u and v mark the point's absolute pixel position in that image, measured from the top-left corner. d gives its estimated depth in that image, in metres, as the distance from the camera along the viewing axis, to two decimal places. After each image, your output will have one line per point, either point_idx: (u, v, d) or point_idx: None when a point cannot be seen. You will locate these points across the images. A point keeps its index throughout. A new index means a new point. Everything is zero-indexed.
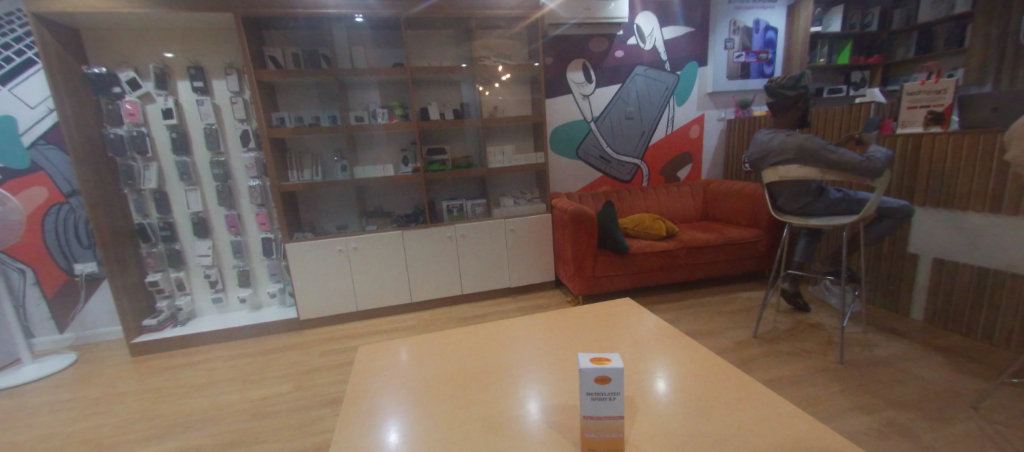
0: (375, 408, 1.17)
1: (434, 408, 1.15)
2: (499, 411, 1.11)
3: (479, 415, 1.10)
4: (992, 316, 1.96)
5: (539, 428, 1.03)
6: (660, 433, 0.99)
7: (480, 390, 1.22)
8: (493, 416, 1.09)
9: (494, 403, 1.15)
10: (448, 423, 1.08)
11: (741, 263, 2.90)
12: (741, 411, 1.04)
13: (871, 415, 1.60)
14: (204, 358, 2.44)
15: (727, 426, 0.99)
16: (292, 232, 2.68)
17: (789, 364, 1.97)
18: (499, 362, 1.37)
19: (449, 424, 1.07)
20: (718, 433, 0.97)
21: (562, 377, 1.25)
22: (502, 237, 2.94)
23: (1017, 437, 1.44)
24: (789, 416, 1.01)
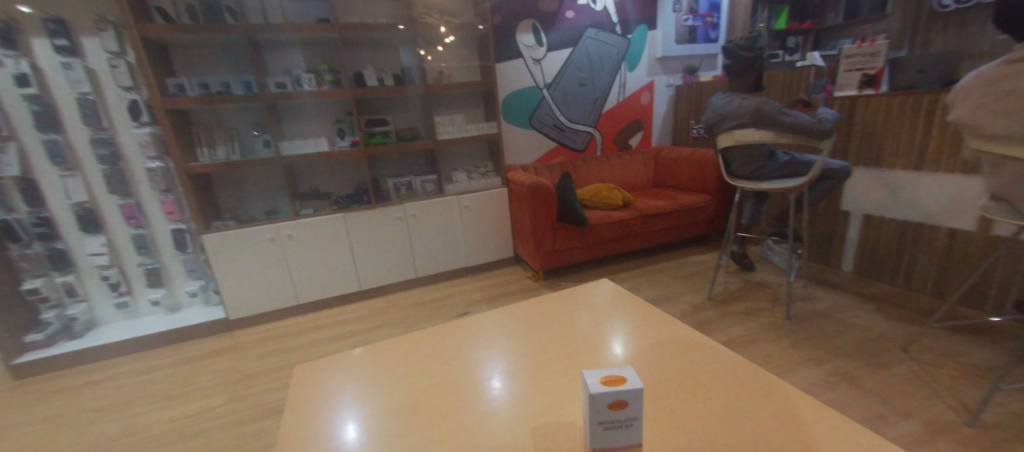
0: (308, 437, 0.90)
1: (379, 433, 0.89)
2: (467, 439, 0.84)
3: (437, 437, 0.86)
4: (912, 264, 2.17)
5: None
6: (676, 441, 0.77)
7: (439, 412, 0.93)
8: (455, 435, 0.86)
9: (460, 428, 0.87)
10: None
11: (692, 228, 2.98)
12: (740, 393, 0.89)
13: (820, 366, 1.69)
14: (112, 374, 2.08)
15: (734, 414, 0.83)
16: (209, 222, 2.30)
17: (744, 322, 2.05)
18: (458, 361, 1.13)
19: None
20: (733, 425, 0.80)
21: (540, 381, 1.01)
22: (455, 214, 2.76)
23: (941, 375, 1.59)
24: (791, 389, 0.89)
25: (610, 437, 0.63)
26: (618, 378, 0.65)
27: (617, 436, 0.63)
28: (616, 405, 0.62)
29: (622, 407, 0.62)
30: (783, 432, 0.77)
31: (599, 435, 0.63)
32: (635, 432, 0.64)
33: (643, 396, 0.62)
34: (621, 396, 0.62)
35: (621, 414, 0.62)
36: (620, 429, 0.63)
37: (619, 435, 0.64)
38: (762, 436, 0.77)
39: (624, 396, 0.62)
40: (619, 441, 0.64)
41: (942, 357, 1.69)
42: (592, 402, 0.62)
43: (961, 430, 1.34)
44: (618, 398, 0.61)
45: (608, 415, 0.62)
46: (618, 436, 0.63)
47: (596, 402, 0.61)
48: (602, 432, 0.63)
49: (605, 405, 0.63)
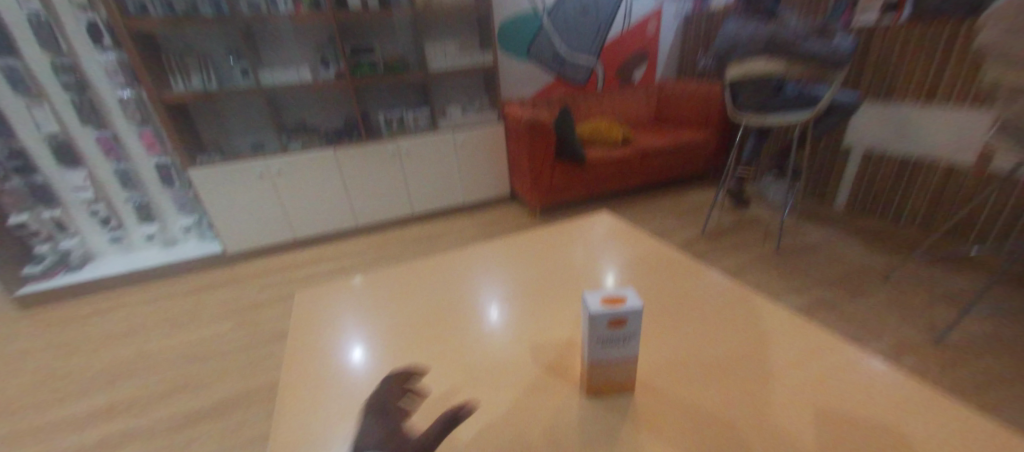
0: (314, 358, 0.93)
1: (385, 355, 0.92)
2: (471, 358, 0.88)
3: (438, 356, 0.89)
4: (905, 198, 2.19)
5: (527, 367, 0.83)
6: (667, 358, 0.80)
7: (442, 335, 0.97)
8: (458, 354, 0.89)
9: (463, 348, 0.91)
10: (409, 386, 0.81)
11: (691, 166, 2.96)
12: (730, 314, 0.92)
13: (804, 294, 1.76)
14: (114, 305, 2.12)
15: (724, 333, 0.86)
16: (193, 155, 2.22)
17: (735, 255, 2.10)
18: (456, 289, 1.15)
19: (411, 388, 0.81)
20: (720, 341, 0.84)
21: (537, 307, 1.04)
22: (449, 150, 2.67)
23: (917, 301, 1.67)
24: (780, 311, 0.91)
25: (607, 351, 0.66)
26: (619, 299, 0.65)
27: (614, 351, 0.66)
28: (616, 324, 0.63)
29: (622, 325, 0.63)
30: (768, 348, 0.81)
31: (596, 349, 0.66)
32: (631, 348, 0.66)
33: (642, 315, 0.63)
34: (621, 314, 0.63)
35: (619, 332, 0.64)
36: (617, 344, 0.66)
37: (616, 350, 0.66)
38: (748, 352, 0.80)
39: (623, 315, 0.63)
40: (615, 356, 0.67)
41: (922, 285, 1.76)
42: (592, 322, 0.63)
43: (928, 348, 1.44)
44: (618, 317, 0.62)
45: (607, 333, 0.64)
46: (614, 350, 0.66)
47: (596, 320, 0.63)
48: (599, 348, 0.66)
49: (604, 325, 0.64)
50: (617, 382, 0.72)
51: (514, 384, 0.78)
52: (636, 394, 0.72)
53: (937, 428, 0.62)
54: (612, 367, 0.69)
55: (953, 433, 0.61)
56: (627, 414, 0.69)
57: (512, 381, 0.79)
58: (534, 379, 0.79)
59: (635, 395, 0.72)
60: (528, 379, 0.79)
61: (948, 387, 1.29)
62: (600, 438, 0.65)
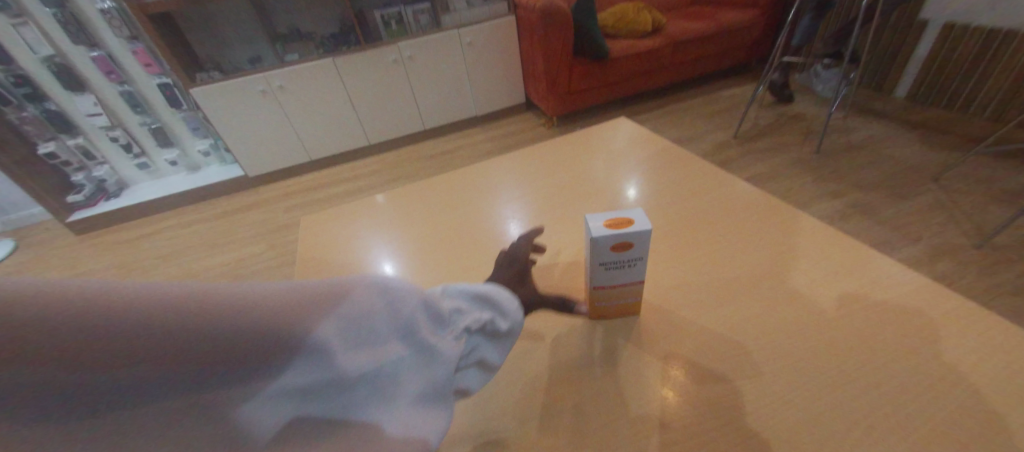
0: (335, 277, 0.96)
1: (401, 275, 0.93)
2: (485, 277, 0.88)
3: (452, 275, 0.90)
4: (980, 84, 1.89)
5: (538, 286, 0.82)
6: (682, 278, 0.77)
7: (457, 254, 0.96)
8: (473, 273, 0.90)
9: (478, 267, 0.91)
10: None
11: (729, 56, 2.63)
12: (753, 228, 0.86)
13: (840, 199, 1.64)
14: (158, 229, 2.26)
15: (744, 248, 0.81)
16: (192, 74, 2.12)
17: (769, 159, 1.94)
18: (469, 207, 1.12)
19: None
20: (741, 259, 0.79)
21: (551, 225, 1.01)
22: (458, 52, 2.44)
23: (968, 202, 1.54)
24: (810, 223, 0.85)
25: (612, 276, 0.63)
26: (626, 220, 0.60)
27: (619, 275, 0.63)
28: (621, 247, 0.59)
29: (628, 249, 0.60)
30: (788, 264, 0.77)
31: (600, 274, 0.63)
32: (638, 272, 0.63)
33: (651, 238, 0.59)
34: (628, 238, 0.58)
35: (624, 256, 0.61)
36: (623, 268, 0.63)
37: (622, 274, 0.63)
38: (766, 267, 0.76)
39: (630, 238, 0.59)
40: (621, 280, 0.64)
41: (978, 184, 1.60)
42: (593, 242, 0.59)
43: (969, 252, 1.35)
44: (624, 240, 0.58)
45: (612, 257, 0.61)
46: (620, 274, 0.63)
47: (598, 244, 0.59)
48: (604, 273, 0.63)
49: (609, 248, 0.60)
50: (623, 308, 0.70)
51: None
52: (642, 317, 0.71)
53: (966, 349, 0.59)
54: (617, 293, 0.67)
55: (982, 354, 0.58)
56: (635, 331, 0.69)
57: None
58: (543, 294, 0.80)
59: (642, 317, 0.71)
60: None
61: (981, 292, 1.24)
62: (607, 353, 0.66)
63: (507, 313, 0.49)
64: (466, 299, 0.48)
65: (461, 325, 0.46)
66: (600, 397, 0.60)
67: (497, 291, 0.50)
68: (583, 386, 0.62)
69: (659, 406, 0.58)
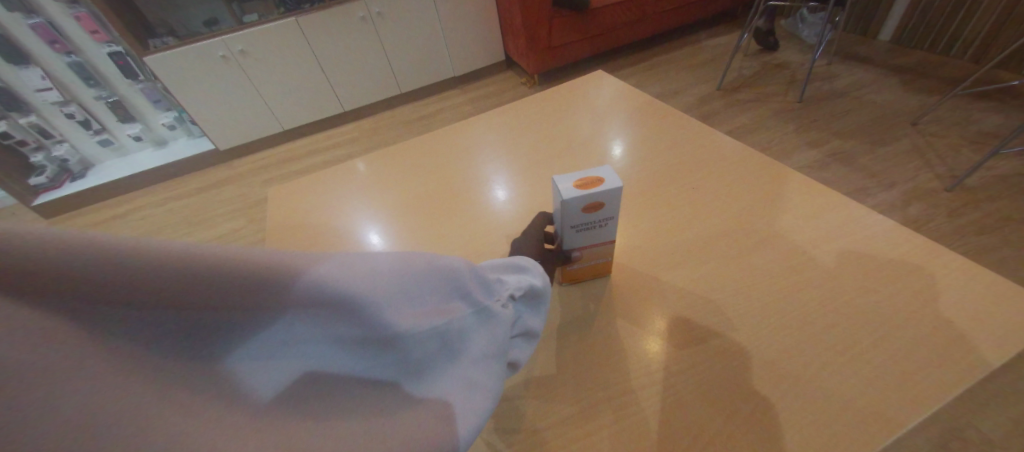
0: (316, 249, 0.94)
1: (387, 242, 0.92)
2: (474, 241, 0.88)
3: (441, 240, 0.90)
4: (964, 23, 1.86)
5: None
6: (662, 235, 0.77)
7: (444, 220, 0.95)
8: (462, 237, 0.90)
9: (464, 232, 0.91)
10: None
11: (714, 2, 2.54)
12: (733, 182, 0.85)
13: (819, 147, 1.65)
14: (131, 208, 2.19)
15: (725, 203, 0.81)
16: (144, 40, 1.97)
17: (751, 111, 1.92)
18: (452, 171, 1.10)
19: None
20: (723, 213, 0.79)
21: (534, 188, 0.99)
22: (430, 7, 2.31)
23: (943, 146, 1.55)
24: (790, 176, 0.84)
25: (584, 239, 0.64)
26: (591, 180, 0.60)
27: (590, 238, 0.64)
28: (592, 208, 0.59)
29: (599, 209, 0.59)
30: (766, 215, 0.77)
31: (571, 238, 0.63)
32: (609, 233, 0.64)
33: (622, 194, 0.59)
34: (598, 198, 0.58)
35: (597, 215, 0.60)
36: (593, 230, 0.63)
37: (592, 236, 0.64)
38: (744, 219, 0.77)
39: (600, 198, 0.58)
40: (593, 243, 0.65)
41: (953, 127, 1.62)
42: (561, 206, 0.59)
43: (939, 195, 1.39)
44: (592, 201, 0.58)
45: (584, 220, 0.60)
46: (591, 238, 0.64)
47: (570, 206, 0.58)
48: (574, 237, 0.63)
49: (580, 210, 0.59)
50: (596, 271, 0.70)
51: None
52: (622, 277, 0.71)
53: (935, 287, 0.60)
54: (589, 257, 0.67)
55: (945, 296, 0.60)
56: (612, 286, 0.70)
57: None
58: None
59: (622, 278, 0.71)
60: None
61: (948, 232, 1.28)
62: (584, 310, 0.67)
63: (537, 278, 0.50)
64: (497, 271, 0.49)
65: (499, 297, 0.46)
66: (575, 355, 0.62)
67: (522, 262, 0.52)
68: (562, 344, 0.63)
69: (643, 358, 0.59)
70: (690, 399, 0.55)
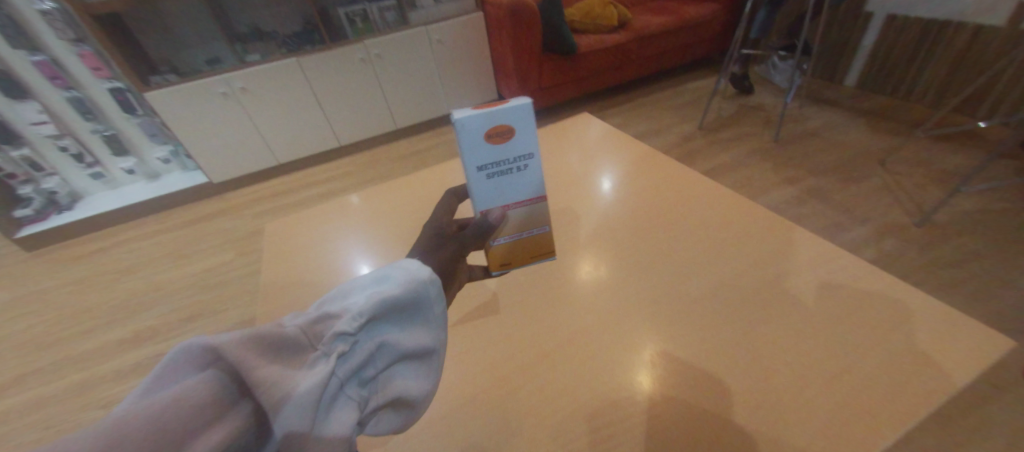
0: (311, 287, 0.94)
1: None
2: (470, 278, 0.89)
3: None
4: (920, 71, 2.02)
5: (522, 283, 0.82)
6: (653, 272, 0.79)
7: None
8: None
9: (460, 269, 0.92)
10: None
11: (692, 49, 2.72)
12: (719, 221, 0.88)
13: (796, 184, 1.74)
14: (117, 241, 2.16)
15: (711, 241, 0.83)
16: (146, 77, 2.03)
17: (730, 149, 2.03)
18: None
19: None
20: (711, 249, 0.82)
21: None
22: (427, 50, 2.43)
23: (910, 184, 1.65)
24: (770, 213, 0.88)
25: (500, 183, 0.68)
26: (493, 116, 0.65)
27: (504, 182, 0.68)
28: (500, 136, 0.64)
29: (502, 137, 0.64)
30: (753, 253, 0.79)
31: (485, 183, 0.67)
32: (523, 176, 0.69)
33: (519, 120, 0.63)
34: (500, 122, 0.63)
35: (503, 151, 0.65)
36: (506, 172, 0.67)
37: (508, 179, 0.68)
38: (732, 257, 0.79)
39: (503, 122, 0.63)
40: (509, 189, 0.69)
41: (919, 166, 1.73)
42: (465, 131, 0.62)
43: (910, 230, 1.46)
44: (495, 123, 0.62)
45: (493, 154, 0.65)
46: (505, 183, 0.68)
47: (471, 135, 0.62)
48: (488, 181, 0.67)
49: (484, 144, 0.64)
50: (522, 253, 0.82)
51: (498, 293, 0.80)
52: (618, 315, 0.73)
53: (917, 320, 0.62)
54: (512, 225, 0.75)
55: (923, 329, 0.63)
56: (603, 322, 0.71)
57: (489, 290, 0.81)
58: (512, 286, 0.81)
59: (617, 315, 0.73)
60: (509, 286, 0.81)
61: (921, 266, 1.34)
62: (576, 348, 0.68)
63: (401, 282, 0.41)
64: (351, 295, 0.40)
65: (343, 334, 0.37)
66: (570, 392, 0.62)
67: (386, 270, 0.43)
68: (560, 383, 0.63)
69: (642, 397, 0.59)
70: (677, 439, 0.54)
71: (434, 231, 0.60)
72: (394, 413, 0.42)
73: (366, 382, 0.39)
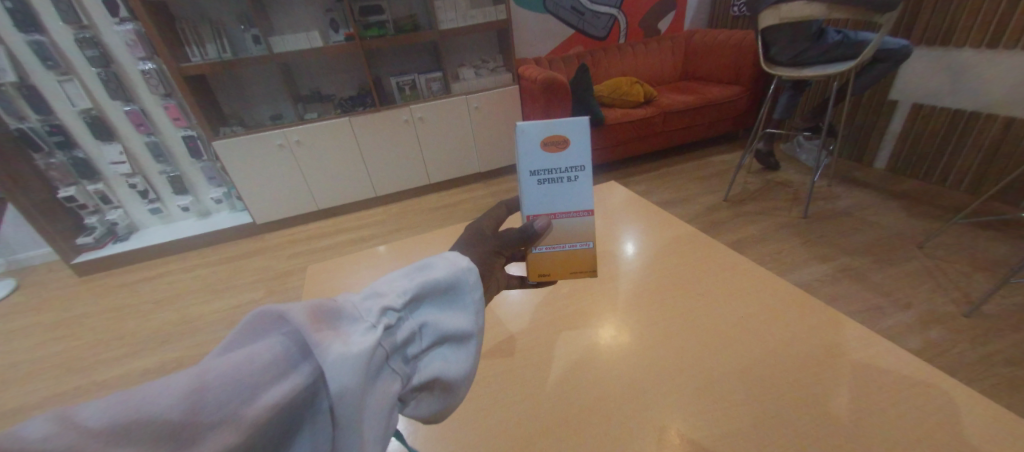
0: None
1: None
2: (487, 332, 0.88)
3: None
4: (953, 158, 2.02)
5: (540, 343, 0.82)
6: (674, 338, 0.79)
7: None
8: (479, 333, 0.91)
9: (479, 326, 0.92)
10: None
11: (718, 125, 2.83)
12: (746, 295, 0.87)
13: (828, 262, 1.69)
14: (160, 272, 2.29)
15: (738, 314, 0.82)
16: (217, 128, 2.29)
17: (757, 222, 2.02)
18: None
19: None
20: (735, 320, 0.81)
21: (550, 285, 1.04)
22: (465, 116, 2.64)
23: (953, 270, 1.58)
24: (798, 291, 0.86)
25: (550, 192, 0.68)
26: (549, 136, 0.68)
27: (554, 191, 0.68)
28: (555, 145, 0.66)
29: (559, 147, 0.65)
30: (782, 330, 0.77)
31: (535, 189, 0.68)
32: (574, 187, 0.68)
33: (579, 133, 0.65)
34: (557, 132, 0.65)
35: (558, 160, 0.66)
36: (557, 181, 0.67)
37: (559, 190, 0.68)
38: (760, 332, 0.77)
39: (561, 132, 0.65)
40: (558, 199, 0.69)
41: (961, 252, 1.66)
42: (524, 137, 0.65)
43: (956, 320, 1.38)
44: (551, 131, 0.65)
45: (546, 161, 0.66)
46: (555, 192, 0.68)
47: (530, 142, 0.65)
48: (538, 187, 0.67)
49: (541, 151, 0.66)
50: (564, 269, 0.74)
51: (515, 351, 0.80)
52: (636, 382, 0.71)
53: (965, 415, 0.58)
54: (556, 234, 0.71)
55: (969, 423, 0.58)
56: (624, 388, 0.70)
57: (508, 348, 0.81)
58: (529, 345, 0.82)
59: (635, 381, 0.71)
60: (527, 345, 0.82)
61: (972, 360, 1.25)
62: (594, 414, 0.66)
63: (441, 274, 0.47)
64: (400, 279, 0.46)
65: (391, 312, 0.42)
66: None
67: (428, 261, 0.49)
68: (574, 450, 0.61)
69: None
70: None
71: (475, 228, 0.60)
72: (434, 394, 0.46)
73: (410, 358, 0.44)
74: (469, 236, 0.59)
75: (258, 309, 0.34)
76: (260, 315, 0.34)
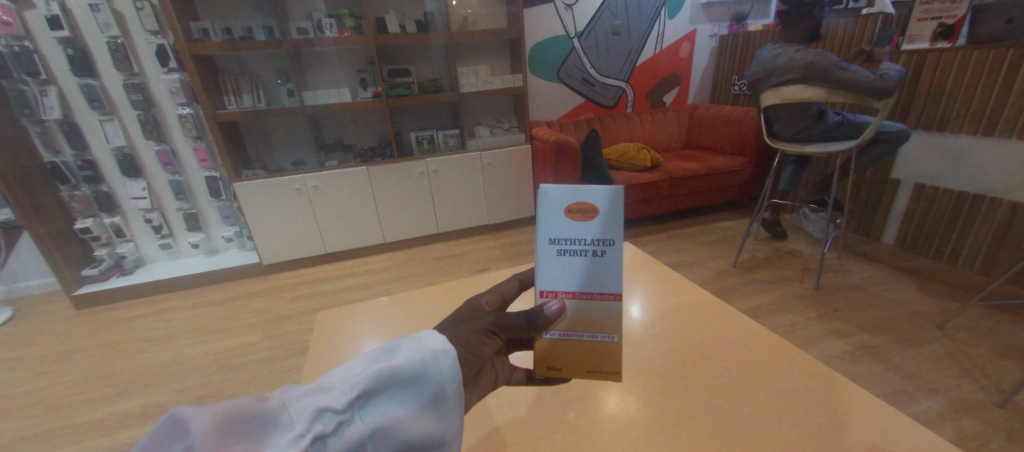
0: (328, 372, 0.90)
1: None
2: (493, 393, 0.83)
3: None
4: (962, 238, 2.03)
5: (551, 411, 0.78)
6: (687, 415, 0.74)
7: None
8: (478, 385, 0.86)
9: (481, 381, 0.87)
10: None
11: (724, 192, 2.88)
12: (763, 373, 0.82)
13: (846, 339, 1.64)
14: (160, 309, 2.26)
15: (756, 403, 0.75)
16: (240, 171, 2.38)
17: (768, 292, 1.99)
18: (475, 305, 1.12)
19: None
20: (754, 399, 0.75)
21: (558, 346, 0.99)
22: (479, 171, 2.73)
23: (978, 355, 1.52)
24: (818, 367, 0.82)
25: (568, 264, 0.64)
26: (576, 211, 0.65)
27: (574, 265, 0.64)
28: (581, 213, 0.63)
29: (586, 214, 0.63)
30: (811, 426, 0.69)
31: (554, 259, 0.64)
32: (596, 264, 0.63)
33: (608, 205, 0.62)
34: (585, 199, 0.63)
35: (581, 228, 0.63)
36: (578, 254, 0.64)
37: (576, 263, 0.64)
38: (785, 429, 0.69)
39: (588, 199, 0.63)
40: (576, 275, 0.64)
41: (982, 336, 1.61)
42: (548, 201, 0.64)
43: (989, 411, 1.30)
44: (578, 199, 0.62)
45: (569, 230, 0.63)
46: (574, 265, 0.64)
47: (555, 208, 0.63)
48: (557, 258, 0.64)
49: (565, 219, 0.63)
50: (580, 364, 0.67)
51: (518, 424, 0.76)
52: None
53: None
54: (573, 320, 0.65)
55: None
56: None
57: (515, 419, 0.77)
58: (532, 420, 0.76)
59: None
60: (527, 419, 0.77)
61: None
62: None
63: (396, 367, 0.44)
64: (353, 372, 0.45)
65: (323, 420, 0.39)
66: None
67: (392, 348, 0.47)
68: None
69: None
70: None
71: (473, 308, 0.60)
72: None
73: None
74: (464, 312, 0.60)
75: (173, 412, 0.37)
76: (175, 419, 0.37)
